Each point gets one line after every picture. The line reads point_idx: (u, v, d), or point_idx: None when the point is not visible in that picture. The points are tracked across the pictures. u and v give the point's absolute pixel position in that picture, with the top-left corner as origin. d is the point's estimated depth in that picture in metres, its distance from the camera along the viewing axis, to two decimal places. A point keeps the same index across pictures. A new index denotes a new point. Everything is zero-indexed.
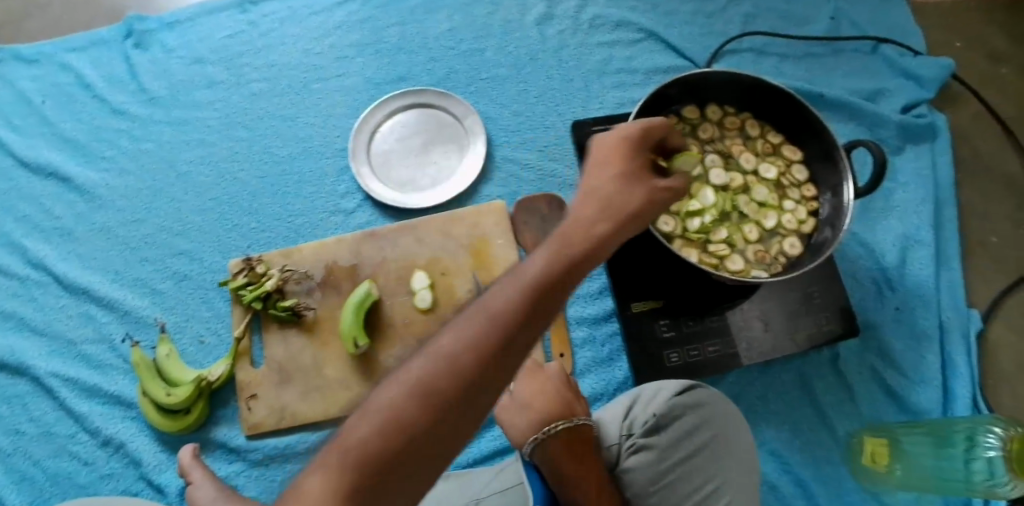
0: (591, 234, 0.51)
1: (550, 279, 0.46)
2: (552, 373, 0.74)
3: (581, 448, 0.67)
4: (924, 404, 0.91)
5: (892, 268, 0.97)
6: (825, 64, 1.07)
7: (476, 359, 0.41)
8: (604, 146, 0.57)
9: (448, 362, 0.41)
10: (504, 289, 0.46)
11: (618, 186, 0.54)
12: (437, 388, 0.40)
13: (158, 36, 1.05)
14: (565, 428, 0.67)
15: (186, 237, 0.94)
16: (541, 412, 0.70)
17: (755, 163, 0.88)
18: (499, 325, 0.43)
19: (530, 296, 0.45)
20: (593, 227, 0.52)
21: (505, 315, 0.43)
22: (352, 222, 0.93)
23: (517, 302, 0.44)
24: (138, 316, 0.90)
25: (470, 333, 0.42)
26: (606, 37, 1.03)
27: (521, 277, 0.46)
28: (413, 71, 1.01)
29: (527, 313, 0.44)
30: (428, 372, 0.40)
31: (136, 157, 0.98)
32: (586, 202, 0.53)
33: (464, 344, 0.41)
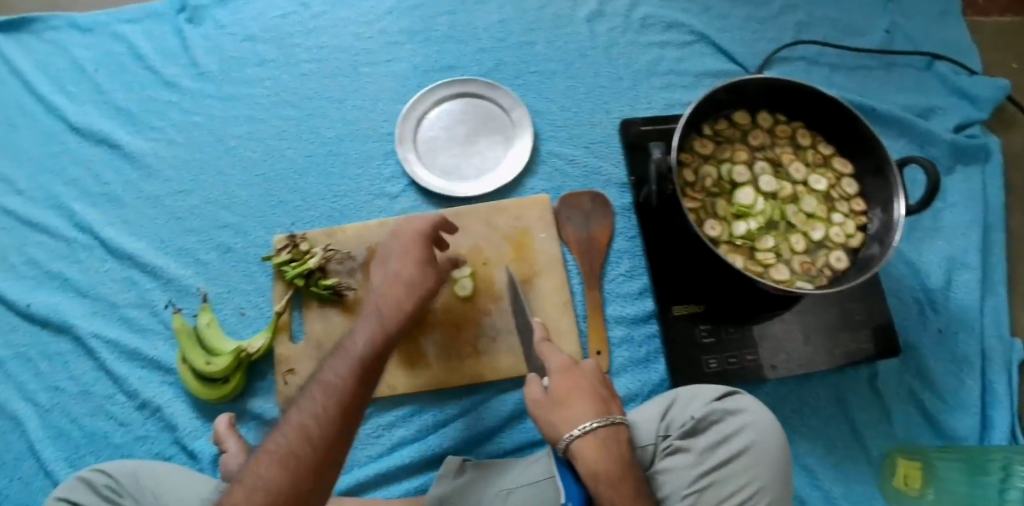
0: (388, 300, 0.70)
1: (373, 349, 0.65)
2: (588, 369, 0.71)
3: (615, 449, 0.66)
4: (961, 430, 0.90)
5: (935, 288, 0.95)
6: (876, 78, 1.06)
7: (324, 423, 0.60)
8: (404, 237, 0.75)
9: (301, 428, 0.59)
10: (342, 356, 0.65)
11: (414, 269, 0.72)
12: (311, 443, 0.59)
13: (212, 12, 1.06)
14: (600, 428, 0.66)
15: (231, 210, 0.96)
16: (574, 411, 0.68)
17: (805, 174, 0.87)
18: (336, 394, 0.61)
19: (349, 368, 0.64)
20: (400, 303, 0.70)
21: (334, 387, 0.62)
22: (396, 207, 0.94)
23: (337, 376, 0.63)
24: (181, 284, 0.92)
25: (332, 387, 0.62)
26: (657, 37, 1.03)
27: (351, 353, 0.65)
28: (462, 61, 1.01)
29: (356, 380, 0.63)
30: (294, 431, 0.59)
31: (185, 129, 1.00)
32: (394, 286, 0.71)
33: (312, 416, 0.60)
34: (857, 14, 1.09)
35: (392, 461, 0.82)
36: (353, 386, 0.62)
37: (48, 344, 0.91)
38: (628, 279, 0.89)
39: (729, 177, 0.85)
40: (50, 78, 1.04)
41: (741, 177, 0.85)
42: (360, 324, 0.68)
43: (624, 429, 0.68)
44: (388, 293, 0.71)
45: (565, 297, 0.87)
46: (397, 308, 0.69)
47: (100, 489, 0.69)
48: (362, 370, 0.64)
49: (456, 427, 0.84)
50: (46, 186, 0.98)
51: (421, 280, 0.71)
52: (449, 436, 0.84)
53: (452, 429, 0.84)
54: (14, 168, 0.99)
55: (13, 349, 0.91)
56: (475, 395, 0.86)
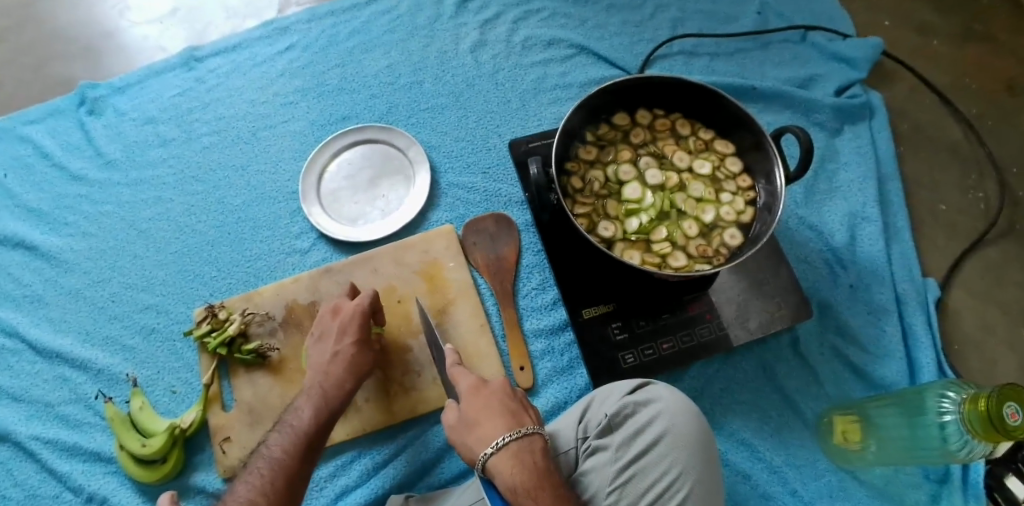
0: (330, 377, 0.78)
1: (314, 426, 0.73)
2: (497, 387, 0.74)
3: (531, 458, 0.68)
4: (889, 377, 0.92)
5: (842, 246, 0.98)
6: (755, 58, 1.10)
7: (271, 497, 0.66)
8: (347, 315, 0.82)
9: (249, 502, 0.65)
10: (282, 436, 0.72)
11: (356, 348, 0.80)
12: None
13: (110, 101, 1.10)
14: (513, 441, 0.69)
15: (151, 291, 0.97)
16: (487, 430, 0.71)
17: (688, 161, 0.91)
18: (281, 470, 0.68)
19: (292, 447, 0.71)
20: (342, 381, 0.78)
21: (278, 464, 0.69)
22: (309, 261, 0.96)
23: (281, 454, 0.70)
24: (110, 373, 0.93)
25: (280, 460, 0.69)
26: (539, 56, 1.07)
27: (293, 430, 0.72)
28: (356, 110, 1.04)
29: (300, 456, 0.70)
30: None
31: (98, 220, 1.02)
32: (336, 364, 0.79)
33: (259, 491, 0.66)
34: (727, 1, 1.14)
35: None
36: (296, 461, 0.70)
37: None
38: (540, 292, 0.91)
39: (615, 178, 0.89)
40: None
41: (626, 175, 0.89)
42: (300, 404, 0.76)
43: (539, 438, 0.70)
44: (327, 373, 0.78)
45: (481, 320, 0.89)
46: (338, 385, 0.78)
47: None
48: (304, 448, 0.71)
49: (397, 465, 0.85)
50: None
51: (361, 361, 0.80)
52: (390, 475, 0.85)
53: (391, 468, 0.85)
54: None
55: None
56: (409, 431, 0.87)
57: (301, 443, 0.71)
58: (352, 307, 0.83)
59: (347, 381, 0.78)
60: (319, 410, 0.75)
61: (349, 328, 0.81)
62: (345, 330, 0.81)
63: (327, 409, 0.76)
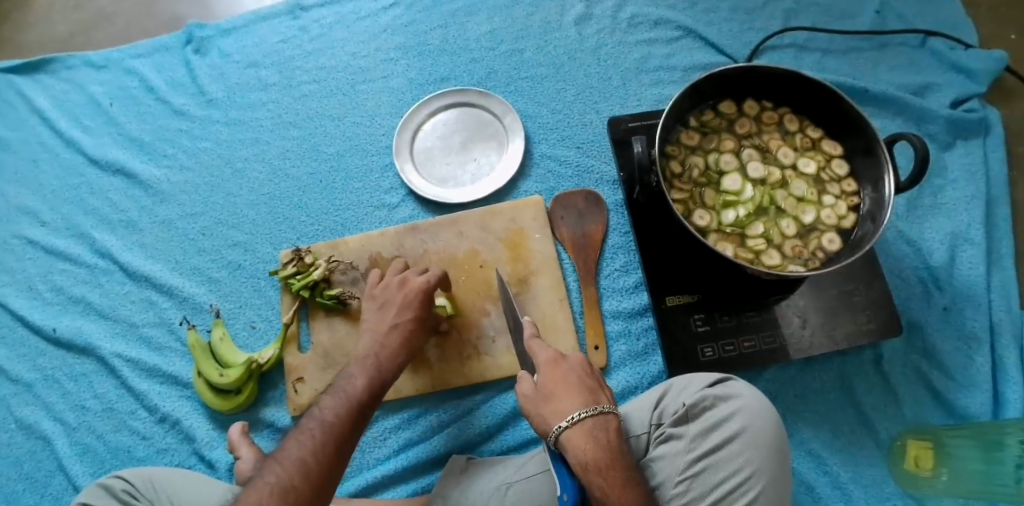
0: (384, 349, 0.79)
1: (366, 394, 0.73)
2: (575, 362, 0.73)
3: (604, 438, 0.67)
4: (972, 408, 0.88)
5: (940, 267, 0.94)
6: (870, 60, 1.05)
7: (320, 458, 0.65)
8: (408, 291, 0.83)
9: (299, 462, 0.64)
10: (336, 399, 0.72)
11: (412, 326, 0.81)
12: (308, 477, 0.63)
13: (216, 42, 1.12)
14: (589, 418, 0.67)
15: (240, 229, 1.00)
16: (563, 403, 0.69)
17: (793, 158, 0.88)
18: (332, 433, 0.68)
19: (345, 412, 0.70)
20: (394, 355, 0.79)
21: (329, 427, 0.68)
22: (395, 217, 0.96)
23: (332, 417, 0.69)
24: (195, 302, 0.97)
25: (331, 423, 0.69)
26: (645, 35, 1.04)
27: (346, 395, 0.72)
28: (455, 72, 1.04)
29: (351, 422, 0.70)
30: (293, 465, 0.64)
31: (196, 156, 1.05)
32: (392, 336, 0.80)
33: (311, 450, 0.65)
34: None
35: (400, 463, 0.85)
36: (347, 426, 0.69)
37: (72, 365, 0.96)
38: (624, 274, 0.91)
39: (716, 166, 0.86)
40: (68, 114, 1.10)
41: (727, 165, 0.86)
42: (354, 371, 0.76)
43: (614, 418, 0.69)
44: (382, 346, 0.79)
45: (561, 295, 0.89)
46: (391, 359, 0.78)
47: (117, 493, 0.71)
48: (355, 415, 0.71)
49: (460, 426, 0.87)
50: (67, 215, 1.04)
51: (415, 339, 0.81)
52: (453, 435, 0.86)
53: (456, 428, 0.86)
54: (37, 201, 1.05)
55: (41, 372, 0.96)
56: (478, 394, 0.88)
57: (352, 410, 0.71)
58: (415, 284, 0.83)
59: (398, 353, 0.79)
60: (371, 380, 0.75)
61: (409, 304, 0.82)
62: (405, 305, 0.82)
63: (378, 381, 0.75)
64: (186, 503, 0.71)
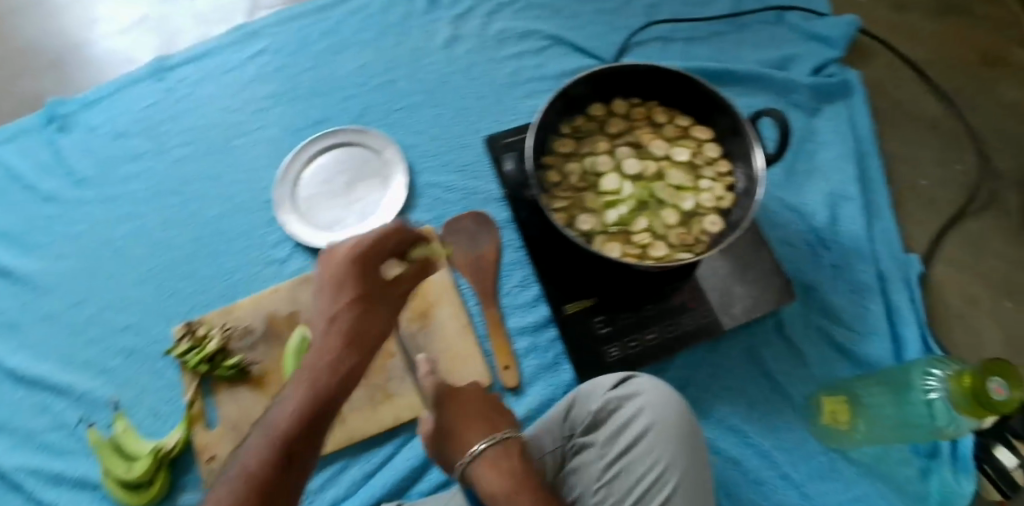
0: (327, 350, 0.53)
1: (299, 423, 0.50)
2: (469, 395, 0.73)
3: (507, 464, 0.66)
4: (875, 355, 0.92)
5: (824, 227, 0.98)
6: (731, 41, 1.08)
7: (265, 469, 0.48)
8: (334, 264, 0.57)
9: (251, 478, 0.48)
10: (259, 440, 0.50)
11: (359, 311, 0.55)
12: (260, 492, 0.47)
13: (81, 116, 1.08)
14: (487, 448, 0.67)
15: (129, 311, 0.96)
16: (463, 437, 0.69)
17: (666, 148, 0.90)
18: (263, 479, 0.48)
19: (275, 455, 0.49)
20: (341, 357, 0.53)
21: (265, 465, 0.48)
22: (287, 270, 0.94)
23: (276, 435, 0.49)
24: (92, 398, 0.92)
25: (266, 450, 0.49)
26: (514, 49, 1.05)
27: (271, 427, 0.50)
28: (330, 113, 1.03)
29: (280, 467, 0.49)
30: (261, 453, 0.49)
31: (74, 241, 1.01)
32: (334, 333, 0.53)
33: (291, 438, 0.49)
34: None
35: None
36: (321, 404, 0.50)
37: None
38: (523, 289, 0.91)
39: (593, 169, 0.88)
40: None
41: (604, 167, 0.88)
42: (289, 392, 0.51)
43: (515, 442, 0.69)
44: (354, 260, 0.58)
45: (463, 321, 0.88)
46: (335, 364, 0.52)
47: None
48: (284, 455, 0.49)
49: (382, 474, 0.84)
50: None
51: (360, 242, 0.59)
52: (380, 484, 0.84)
53: (381, 477, 0.84)
54: None
55: None
56: (398, 436, 0.86)
57: (316, 406, 0.50)
58: (341, 251, 0.59)
59: (379, 305, 0.56)
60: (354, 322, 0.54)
61: (344, 281, 0.56)
62: (337, 282, 0.56)
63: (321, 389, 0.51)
64: None
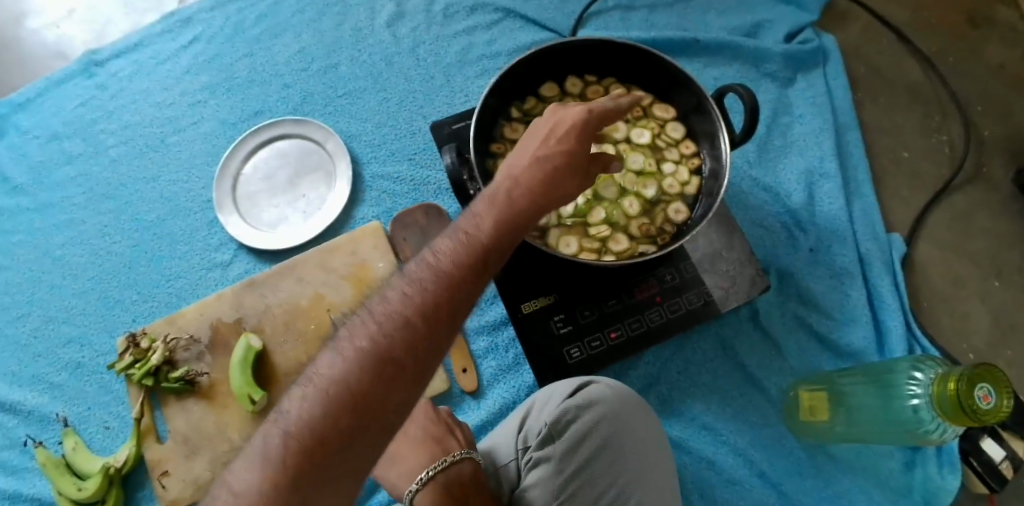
0: (452, 257, 0.48)
1: (422, 319, 0.44)
2: (416, 417, 0.73)
3: (457, 484, 0.64)
4: (856, 344, 0.87)
5: (800, 208, 0.92)
6: (698, 6, 1.01)
7: (369, 376, 0.41)
8: (544, 125, 0.60)
9: (380, 358, 0.42)
10: (368, 332, 0.43)
11: (543, 184, 0.56)
12: (377, 383, 0.42)
13: (11, 118, 1.01)
14: (440, 472, 0.65)
15: (72, 323, 0.91)
16: (412, 462, 0.69)
17: (626, 130, 0.84)
18: (367, 382, 0.41)
19: (414, 335, 0.44)
20: (487, 241, 0.50)
21: (365, 369, 0.42)
22: (231, 274, 0.88)
23: (383, 337, 0.43)
24: (41, 414, 0.89)
25: (387, 339, 0.43)
26: (463, 24, 0.98)
27: (424, 301, 0.45)
28: (269, 103, 0.96)
29: (389, 374, 0.42)
30: (396, 326, 0.43)
31: (10, 251, 0.96)
32: (482, 223, 0.51)
33: (364, 346, 0.42)
34: None
35: None
36: (433, 322, 0.45)
37: None
38: None
39: None
40: None
41: None
42: (422, 270, 0.47)
43: (469, 461, 0.66)
44: (518, 182, 0.56)
45: None
46: (454, 259, 0.48)
47: None
48: (396, 362, 0.43)
49: None
50: None
51: (527, 174, 0.56)
52: None
53: None
54: None
55: None
56: None
57: (446, 301, 0.46)
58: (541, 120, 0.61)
59: (523, 219, 0.53)
60: (460, 249, 0.49)
61: (547, 142, 0.58)
62: (538, 146, 0.58)
63: (464, 278, 0.48)
64: None
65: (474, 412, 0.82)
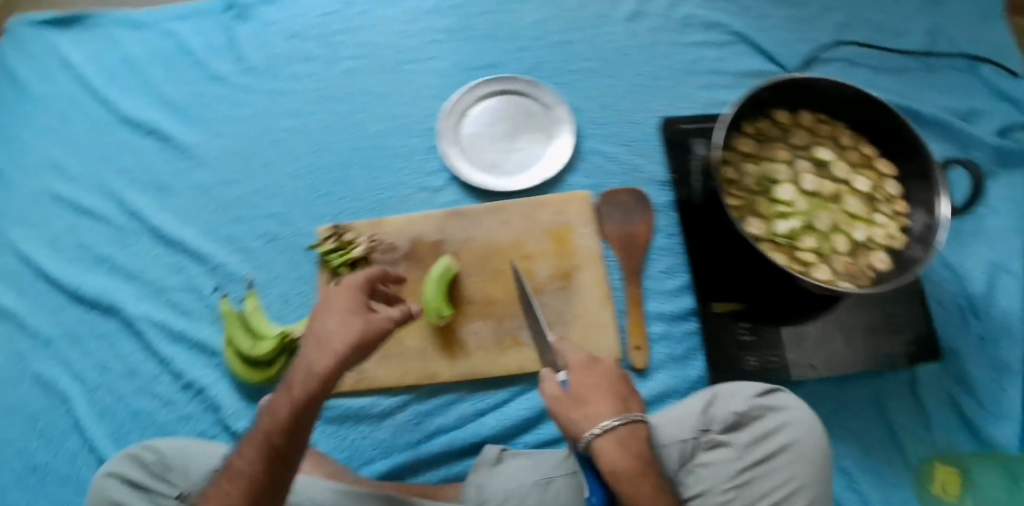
0: (316, 370, 0.59)
1: (284, 424, 0.58)
2: (609, 367, 0.70)
3: (635, 443, 0.66)
4: (1000, 438, 0.89)
5: (978, 295, 0.94)
6: (914, 80, 1.01)
7: (255, 469, 0.58)
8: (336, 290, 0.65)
9: (260, 446, 0.59)
10: (262, 426, 0.60)
11: (340, 324, 0.61)
12: (259, 464, 0.58)
13: (258, 9, 1.09)
14: (624, 426, 0.66)
15: (279, 200, 0.98)
16: (600, 410, 0.67)
17: (847, 173, 0.86)
18: (258, 461, 0.58)
19: (271, 435, 0.58)
20: (319, 359, 0.59)
21: (256, 450, 0.58)
22: (438, 200, 0.94)
23: (263, 442, 0.58)
24: (228, 271, 0.94)
25: (258, 451, 0.58)
26: (696, 38, 1.01)
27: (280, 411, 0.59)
28: (502, 59, 0.99)
29: (269, 459, 0.58)
30: (269, 429, 0.59)
31: (236, 123, 1.03)
32: (316, 352, 0.60)
33: (263, 437, 0.59)
34: (898, 14, 1.04)
35: (437, 447, 0.84)
36: (294, 415, 0.58)
37: (97, 323, 0.95)
38: (668, 276, 0.90)
39: (770, 176, 0.85)
40: (102, 73, 1.07)
41: (781, 176, 0.85)
42: (309, 358, 0.60)
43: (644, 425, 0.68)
44: (329, 327, 0.61)
45: (604, 293, 0.88)
46: (318, 368, 0.59)
47: (150, 466, 0.68)
48: (275, 449, 0.58)
49: (489, 418, 0.85)
50: (99, 173, 1.02)
51: (329, 330, 0.61)
52: (488, 426, 0.85)
53: (494, 417, 0.86)
54: (67, 156, 1.03)
55: (62, 327, 0.94)
56: (516, 385, 0.87)
57: (298, 408, 0.58)
58: (342, 283, 0.66)
59: (369, 337, 0.61)
60: (315, 365, 0.59)
61: (334, 305, 0.63)
62: (329, 308, 0.63)
63: (314, 390, 0.59)
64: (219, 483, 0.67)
65: (637, 388, 0.86)
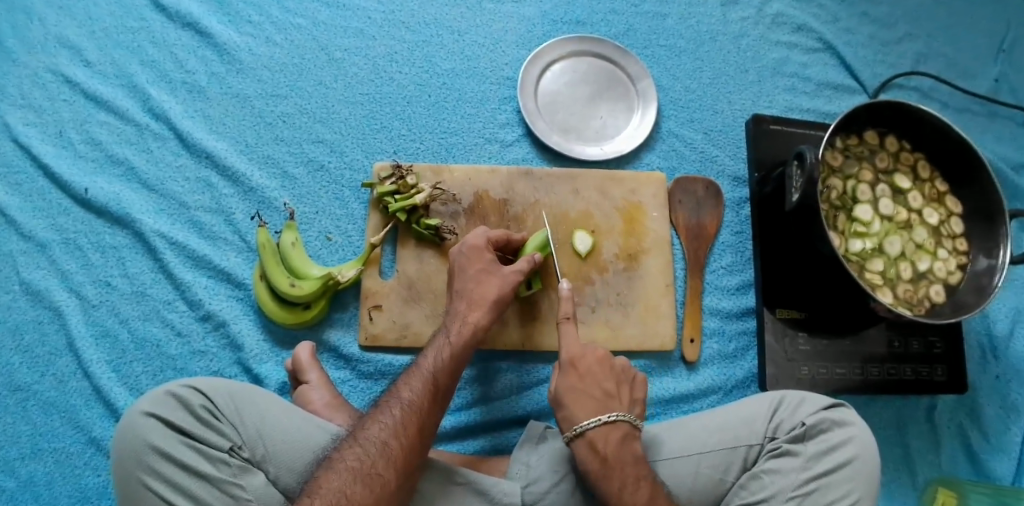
0: (467, 323, 0.72)
1: (438, 377, 0.68)
2: (592, 367, 0.71)
3: (603, 447, 0.67)
4: (999, 471, 0.88)
5: (1000, 337, 0.95)
6: (976, 123, 1.03)
7: (418, 415, 0.64)
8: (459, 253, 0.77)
9: (420, 396, 0.66)
10: (414, 378, 0.67)
11: (483, 287, 0.75)
12: (419, 412, 0.64)
13: None
14: (594, 428, 0.67)
15: (329, 126, 0.89)
16: (573, 413, 0.68)
17: (920, 204, 0.87)
18: (416, 408, 0.65)
19: (427, 387, 0.66)
20: (471, 321, 0.73)
21: (410, 403, 0.65)
22: (506, 156, 0.90)
23: (415, 395, 0.66)
24: (265, 196, 0.85)
25: (415, 400, 0.65)
26: (785, 37, 1.01)
27: (429, 367, 0.68)
28: (592, 19, 0.97)
29: (432, 403, 0.66)
30: (420, 383, 0.67)
31: (286, 31, 0.92)
32: (462, 305, 0.74)
33: (420, 388, 0.66)
34: (972, 53, 1.06)
35: (473, 417, 0.80)
36: (448, 373, 0.69)
37: (101, 234, 0.83)
38: (727, 273, 0.89)
39: (853, 193, 0.85)
40: None
41: (863, 194, 0.85)
42: (437, 342, 0.71)
43: (622, 426, 0.68)
44: (463, 295, 0.75)
45: (668, 280, 0.86)
46: (466, 326, 0.72)
47: (195, 410, 0.61)
48: (432, 391, 0.66)
49: (535, 393, 0.82)
50: (119, 62, 0.89)
51: (462, 299, 0.75)
52: (534, 399, 0.82)
53: (537, 393, 0.82)
54: (83, 37, 0.90)
55: (60, 233, 0.82)
56: None
57: (452, 365, 0.69)
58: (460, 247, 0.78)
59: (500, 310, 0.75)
60: (446, 351, 0.70)
61: (471, 261, 0.76)
62: (468, 263, 0.76)
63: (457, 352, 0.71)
64: (280, 438, 0.63)
65: (684, 379, 0.84)
